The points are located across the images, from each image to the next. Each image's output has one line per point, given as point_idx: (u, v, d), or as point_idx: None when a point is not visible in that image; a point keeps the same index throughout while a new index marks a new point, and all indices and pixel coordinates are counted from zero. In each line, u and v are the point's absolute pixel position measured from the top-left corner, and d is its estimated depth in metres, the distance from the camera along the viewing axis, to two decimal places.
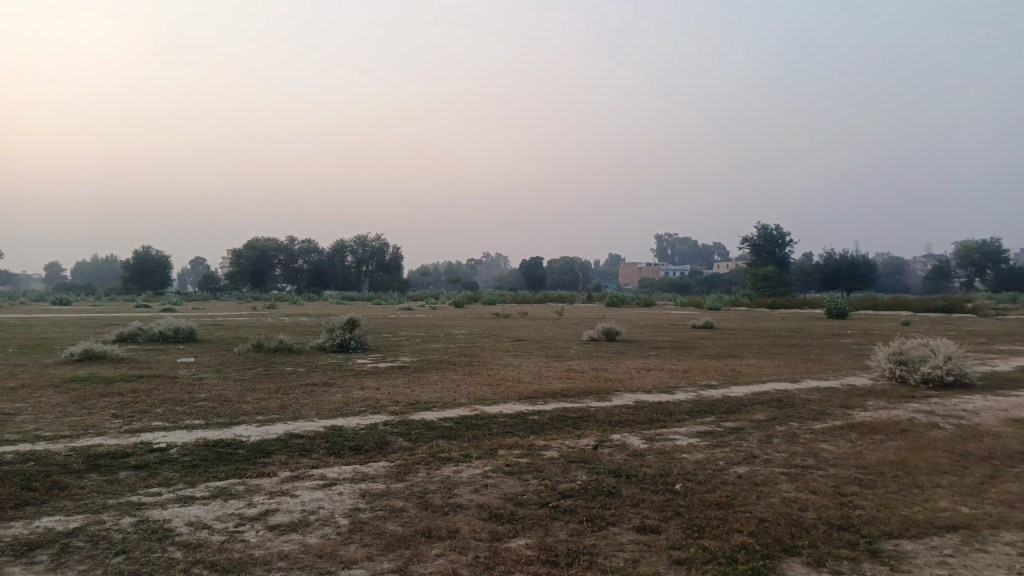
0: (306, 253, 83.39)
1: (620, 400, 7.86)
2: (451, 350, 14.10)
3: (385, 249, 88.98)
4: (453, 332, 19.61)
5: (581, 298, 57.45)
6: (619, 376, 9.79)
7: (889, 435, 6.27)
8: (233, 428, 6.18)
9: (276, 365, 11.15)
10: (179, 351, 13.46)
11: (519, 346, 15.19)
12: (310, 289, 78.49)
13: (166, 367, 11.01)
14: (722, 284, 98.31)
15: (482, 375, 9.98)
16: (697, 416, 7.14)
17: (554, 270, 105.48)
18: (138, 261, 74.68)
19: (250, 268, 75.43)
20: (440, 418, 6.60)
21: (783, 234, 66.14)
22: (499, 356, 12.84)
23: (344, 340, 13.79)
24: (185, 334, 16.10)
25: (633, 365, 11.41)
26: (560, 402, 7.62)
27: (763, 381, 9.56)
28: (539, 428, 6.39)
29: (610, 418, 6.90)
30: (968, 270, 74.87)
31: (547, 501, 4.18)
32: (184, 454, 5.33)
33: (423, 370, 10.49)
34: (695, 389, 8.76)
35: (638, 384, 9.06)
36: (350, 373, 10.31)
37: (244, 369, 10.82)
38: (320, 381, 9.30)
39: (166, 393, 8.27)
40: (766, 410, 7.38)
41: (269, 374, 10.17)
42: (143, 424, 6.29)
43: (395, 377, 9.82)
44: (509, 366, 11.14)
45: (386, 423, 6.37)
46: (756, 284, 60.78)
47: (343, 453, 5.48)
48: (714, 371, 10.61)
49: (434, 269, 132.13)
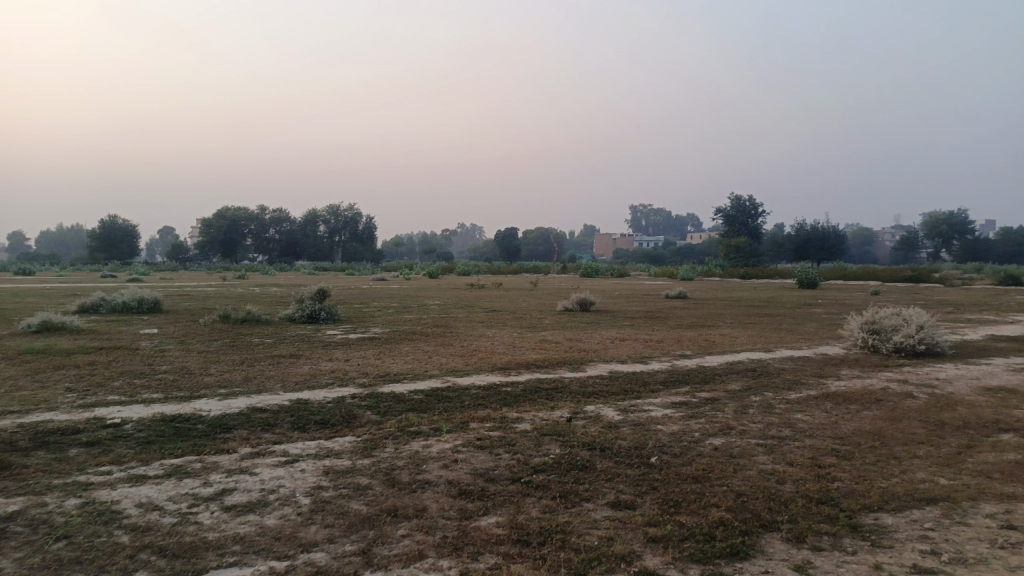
0: (277, 222, 82.12)
1: (594, 370, 7.73)
2: (423, 321, 13.90)
3: (358, 219, 88.00)
4: (426, 302, 19.37)
5: (555, 268, 57.41)
6: (593, 347, 9.66)
7: (864, 404, 6.21)
8: (194, 402, 5.94)
9: (242, 337, 10.86)
10: (143, 322, 13.08)
11: (493, 316, 15.03)
12: (282, 259, 77.44)
13: (128, 338, 10.66)
14: (696, 254, 98.92)
15: (455, 346, 9.80)
16: (672, 386, 7.04)
17: (528, 240, 105.28)
18: (104, 230, 72.98)
19: (220, 238, 74.17)
20: (410, 390, 6.41)
21: (756, 205, 66.50)
22: (473, 327, 12.66)
23: (313, 311, 13.50)
24: (149, 305, 15.66)
25: (607, 335, 11.30)
26: (533, 373, 7.47)
27: (737, 351, 9.50)
28: (512, 400, 6.24)
29: (585, 389, 6.76)
30: (936, 241, 76.08)
31: (519, 477, 4.02)
32: (140, 430, 5.09)
33: (394, 341, 10.28)
34: (670, 359, 8.67)
35: (612, 354, 8.94)
36: (320, 344, 10.06)
37: (209, 340, 10.51)
38: (287, 353, 9.05)
39: (125, 365, 7.97)
40: (741, 380, 7.30)
41: (235, 345, 9.88)
42: (97, 399, 6.01)
43: (365, 348, 9.60)
44: (482, 337, 10.97)
45: (354, 396, 6.16)
46: (729, 254, 61.18)
47: (308, 427, 5.28)
48: (688, 341, 10.53)
49: (408, 239, 131.14)
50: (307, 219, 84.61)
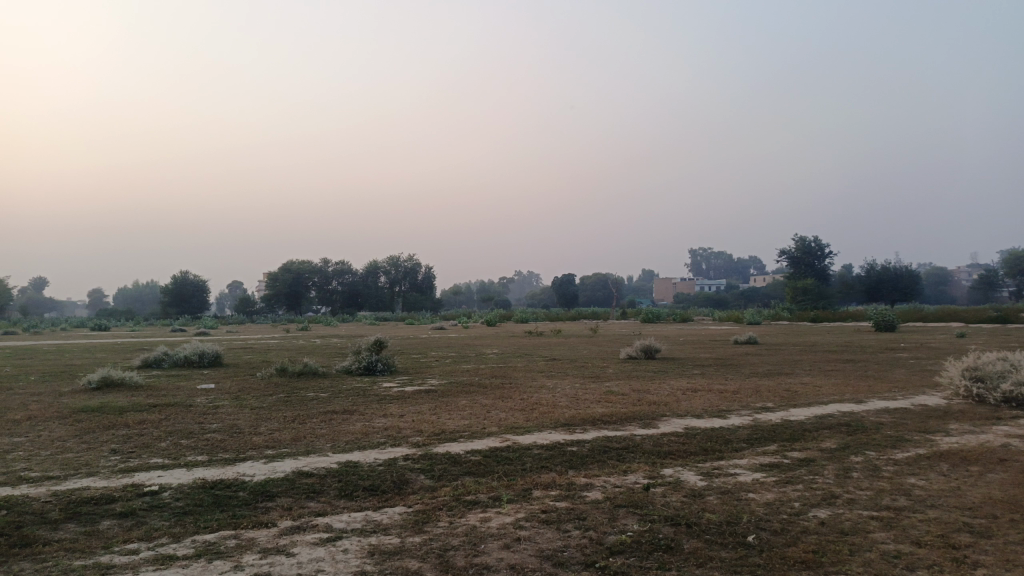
0: (339, 275, 83.69)
1: (667, 426, 7.07)
2: (482, 371, 13.44)
3: (418, 269, 88.98)
4: (485, 351, 18.91)
5: (615, 314, 56.47)
6: (663, 399, 8.97)
7: (987, 465, 5.39)
8: (238, 465, 5.55)
9: (297, 391, 10.56)
10: (201, 377, 12.97)
11: (553, 365, 14.45)
12: (344, 311, 78.59)
13: (183, 394, 10.48)
14: (760, 298, 96.26)
15: (515, 399, 9.26)
16: (757, 444, 6.33)
17: (587, 287, 104.54)
18: (175, 285, 75.57)
19: (285, 291, 75.89)
20: (467, 451, 5.90)
21: (822, 245, 64.45)
22: (533, 377, 12.09)
23: (370, 363, 13.20)
24: (209, 358, 15.66)
25: (677, 386, 10.58)
26: (601, 430, 6.87)
27: (824, 402, 8.69)
28: (579, 463, 5.65)
29: (659, 448, 6.12)
30: (1018, 279, 72.08)
31: (593, 561, 3.44)
32: (178, 499, 4.70)
33: (452, 395, 9.80)
34: (749, 412, 7.93)
35: (685, 407, 8.25)
36: (375, 398, 9.67)
37: (264, 395, 10.24)
38: (341, 408, 8.66)
39: (175, 424, 7.69)
40: (834, 437, 6.53)
41: (289, 401, 9.56)
42: (140, 462, 5.69)
43: (422, 402, 9.15)
44: (544, 389, 10.40)
45: (407, 458, 5.69)
46: (796, 297, 59.13)
47: (356, 496, 4.80)
48: (767, 391, 9.73)
49: (466, 288, 131.91)
50: (367, 270, 85.97)
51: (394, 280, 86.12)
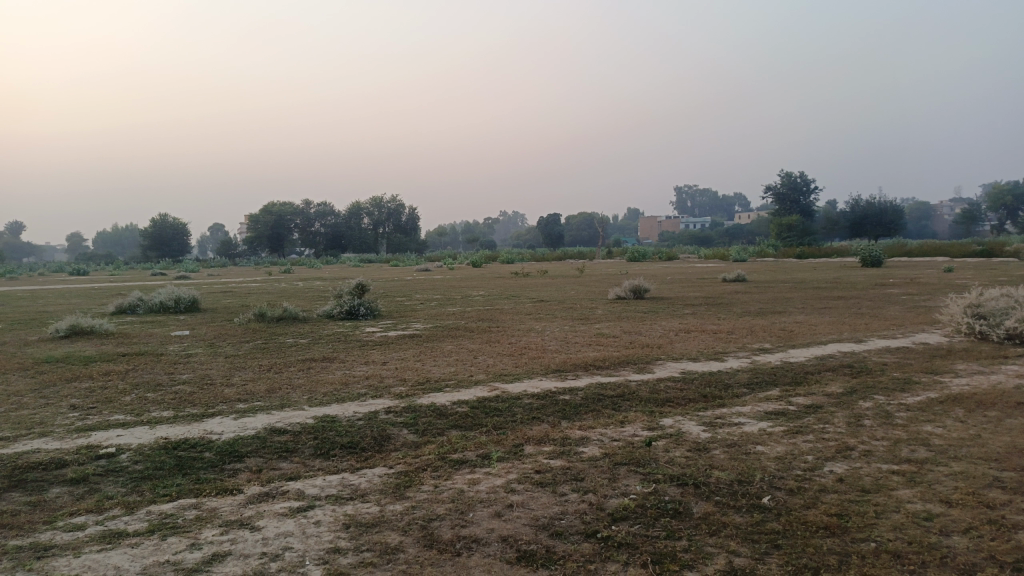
0: (322, 216, 82.43)
1: (663, 371, 6.72)
2: (468, 314, 13.05)
3: (402, 210, 87.79)
4: (471, 293, 18.50)
5: (601, 253, 56.02)
6: (656, 341, 8.64)
7: (1005, 410, 5.09)
8: (206, 421, 5.14)
9: (275, 338, 10.12)
10: (176, 324, 12.49)
11: (541, 306, 14.10)
12: (327, 252, 77.67)
13: (155, 342, 10.02)
14: (745, 235, 96.15)
15: (503, 343, 8.89)
16: (759, 390, 6.00)
17: (572, 226, 104.04)
18: (155, 228, 74.06)
19: (267, 233, 74.76)
20: (453, 402, 5.52)
21: (808, 181, 63.97)
22: (520, 320, 11.71)
23: (352, 306, 12.77)
24: (186, 304, 15.16)
25: (670, 327, 10.24)
26: (594, 376, 6.51)
27: (823, 343, 8.38)
28: (574, 413, 5.30)
29: (657, 396, 5.77)
30: (1000, 213, 72.25)
31: (594, 532, 3.07)
32: (137, 462, 4.29)
33: (436, 340, 9.40)
34: (747, 354, 7.60)
35: (680, 350, 7.92)
36: (356, 345, 9.26)
37: (240, 343, 9.81)
38: (320, 356, 8.25)
39: (143, 375, 7.25)
40: (839, 381, 6.21)
41: (265, 348, 9.13)
42: (99, 420, 5.26)
43: (405, 348, 8.75)
44: (532, 332, 10.01)
45: (389, 410, 5.30)
46: (781, 233, 58.96)
47: (332, 455, 4.41)
48: (763, 331, 9.42)
49: (451, 229, 130.79)
50: (350, 211, 84.70)
51: (378, 221, 85.09)
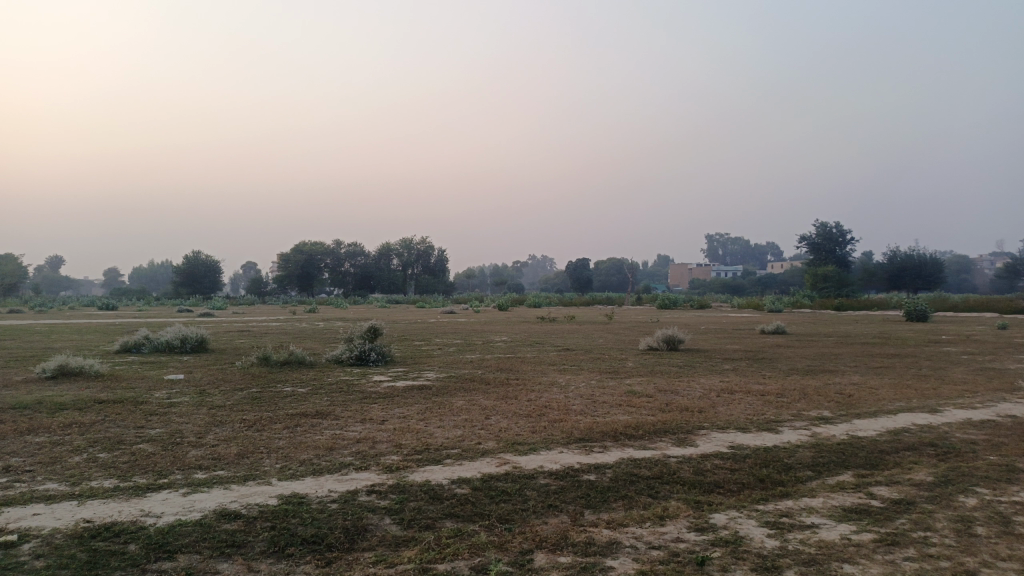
0: (352, 256, 82.55)
1: (708, 445, 5.64)
2: (486, 363, 12.07)
3: (431, 252, 87.58)
4: (493, 339, 17.52)
5: (631, 299, 54.89)
6: (696, 404, 7.57)
7: None
8: (148, 497, 4.21)
9: (272, 386, 9.22)
10: (175, 366, 11.68)
11: (566, 356, 13.08)
12: (356, 292, 77.56)
13: (143, 387, 9.18)
14: (778, 285, 94.37)
15: (521, 400, 7.88)
16: (829, 476, 4.90)
17: (602, 273, 103.19)
18: (189, 265, 74.72)
19: (297, 272, 74.96)
20: (453, 481, 4.52)
21: (844, 232, 62.52)
22: (543, 372, 10.68)
23: (363, 351, 11.87)
24: (192, 344, 14.39)
25: (710, 387, 9.13)
26: (625, 449, 5.46)
27: (891, 412, 7.22)
28: (601, 502, 4.26)
29: (703, 480, 4.71)
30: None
31: None
32: (38, 558, 3.35)
33: (448, 394, 8.40)
34: (805, 426, 6.48)
35: (725, 417, 6.83)
36: (358, 396, 8.31)
37: (233, 390, 8.92)
38: (314, 411, 7.30)
39: (108, 429, 6.35)
40: (926, 466, 5.09)
41: (258, 399, 8.21)
42: (24, 491, 4.34)
43: (410, 403, 7.76)
44: (555, 387, 8.98)
45: (373, 490, 4.32)
46: (816, 284, 57.31)
47: (288, 556, 3.44)
48: (817, 395, 8.27)
49: (480, 272, 130.71)
50: (380, 252, 84.86)
51: (407, 262, 85.02)
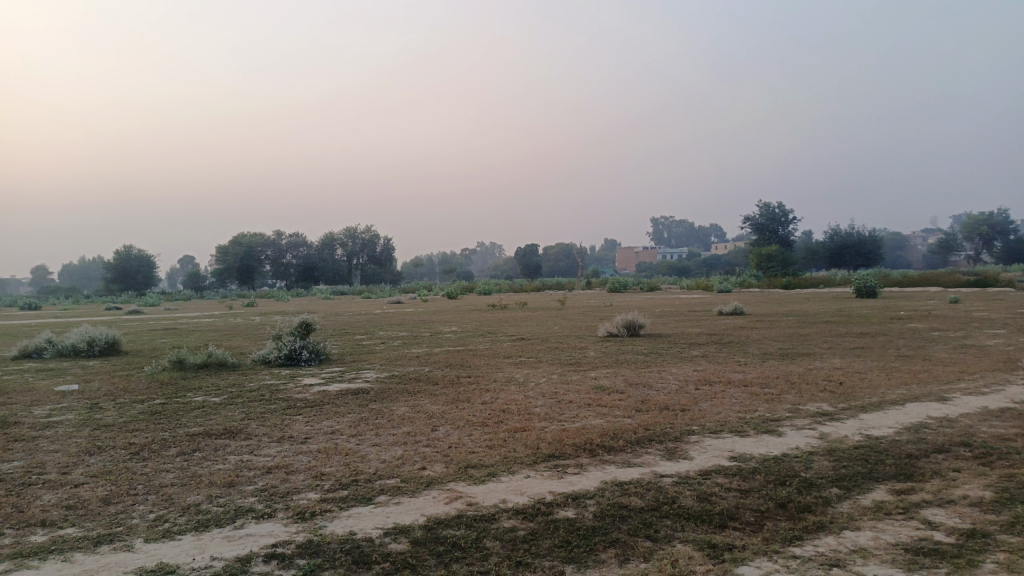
0: (294, 248, 79.79)
1: (705, 458, 4.61)
2: (434, 357, 10.88)
3: (377, 241, 85.34)
4: (441, 330, 16.27)
5: (580, 284, 54.17)
6: (677, 402, 6.56)
7: None
8: None
9: (180, 397, 7.83)
10: (73, 374, 10.14)
11: (522, 347, 11.99)
12: (298, 285, 75.24)
13: (23, 403, 7.70)
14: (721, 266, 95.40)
15: (474, 404, 6.72)
16: (864, 499, 3.91)
17: (550, 259, 102.70)
18: (120, 261, 71.07)
19: (237, 265, 72.05)
20: (386, 532, 3.36)
21: (786, 211, 63.02)
22: (497, 367, 9.53)
23: (294, 350, 10.55)
24: (102, 347, 12.78)
25: (685, 378, 8.14)
26: (607, 468, 4.37)
27: (898, 402, 6.32)
28: (587, 556, 3.15)
29: (711, 514, 3.66)
30: (975, 242, 71.85)
31: None
32: None
33: (387, 399, 7.17)
34: (809, 425, 5.52)
35: (715, 417, 5.82)
36: (280, 406, 7.02)
37: (131, 404, 7.52)
38: (222, 428, 6.00)
39: None
40: (973, 477, 4.16)
41: (157, 414, 6.83)
42: None
43: (343, 412, 6.53)
44: (512, 385, 7.85)
45: (275, 554, 3.12)
46: (760, 264, 57.55)
47: None
48: (808, 385, 7.35)
49: (426, 260, 128.96)
50: (323, 242, 82.38)
51: (352, 252, 82.75)
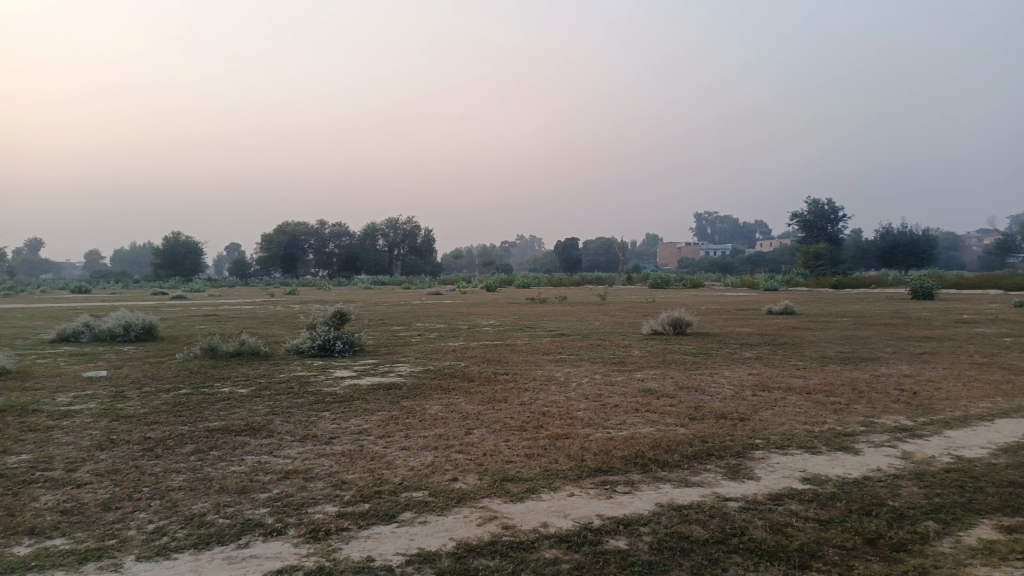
0: (336, 237, 80.43)
1: (774, 478, 4.05)
2: (471, 352, 10.43)
3: (418, 232, 85.50)
4: (480, 323, 15.85)
5: (620, 278, 53.40)
6: (734, 409, 5.98)
7: None
8: None
9: (206, 387, 7.50)
10: (105, 360, 9.94)
11: (562, 344, 11.48)
12: (340, 274, 75.80)
13: (49, 389, 7.48)
14: (766, 263, 93.28)
15: (512, 405, 6.23)
16: (970, 537, 3.31)
17: (590, 253, 101.79)
18: (168, 248, 72.46)
19: (281, 253, 72.92)
20: (406, 561, 2.89)
21: (836, 209, 61.10)
22: (536, 364, 9.04)
23: (327, 341, 10.21)
24: (138, 332, 12.66)
25: (740, 382, 7.54)
26: (661, 487, 3.85)
27: (986, 418, 5.63)
28: None
29: (788, 551, 3.10)
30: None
31: None
32: None
33: (420, 396, 6.74)
34: (888, 442, 4.90)
35: (779, 430, 5.23)
36: (307, 401, 6.63)
37: (155, 393, 7.22)
38: (243, 424, 5.62)
39: None
40: None
41: (179, 406, 6.50)
42: None
43: (371, 410, 6.12)
44: (553, 384, 7.34)
45: None
46: (807, 262, 55.88)
47: None
48: (878, 395, 6.68)
49: (467, 252, 129.21)
50: (365, 232, 82.84)
51: (393, 243, 83.06)
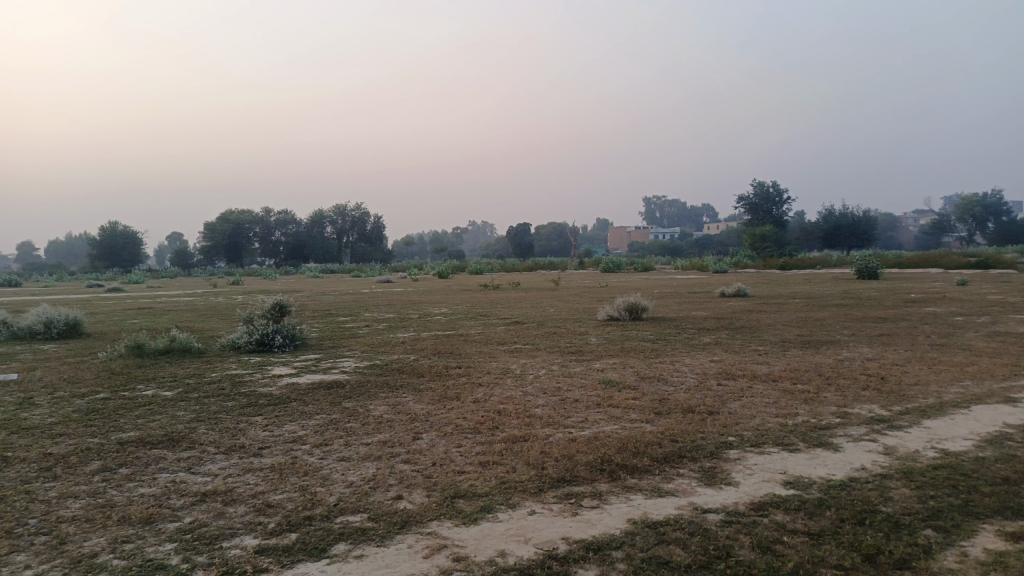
0: (283, 225, 78.39)
1: (754, 484, 3.66)
2: (420, 343, 9.89)
3: (367, 219, 83.97)
4: (431, 311, 15.29)
5: (573, 263, 53.29)
6: (701, 402, 5.61)
7: None
8: None
9: (127, 391, 6.81)
10: (18, 361, 9.08)
11: (516, 332, 11.03)
12: (287, 263, 73.94)
13: None
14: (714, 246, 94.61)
15: (464, 403, 5.74)
16: (978, 549, 2.96)
17: (541, 237, 101.73)
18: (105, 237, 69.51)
19: (225, 242, 70.68)
20: None
21: (781, 191, 62.15)
22: (490, 355, 8.56)
23: (266, 335, 9.54)
24: (60, 329, 11.73)
25: (703, 371, 7.20)
26: (632, 500, 3.41)
27: (961, 404, 5.38)
28: None
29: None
30: (970, 224, 71.21)
31: None
32: None
33: (364, 396, 6.19)
34: (867, 435, 4.58)
35: (752, 425, 4.86)
36: (238, 404, 6.02)
37: (68, 399, 6.50)
38: (162, 435, 5.00)
39: None
40: None
41: (93, 414, 5.82)
42: None
43: (309, 413, 5.55)
44: (508, 378, 6.89)
45: None
46: (754, 244, 56.68)
47: None
48: (846, 381, 6.40)
49: (418, 239, 127.70)
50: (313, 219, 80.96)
51: (342, 230, 81.42)
